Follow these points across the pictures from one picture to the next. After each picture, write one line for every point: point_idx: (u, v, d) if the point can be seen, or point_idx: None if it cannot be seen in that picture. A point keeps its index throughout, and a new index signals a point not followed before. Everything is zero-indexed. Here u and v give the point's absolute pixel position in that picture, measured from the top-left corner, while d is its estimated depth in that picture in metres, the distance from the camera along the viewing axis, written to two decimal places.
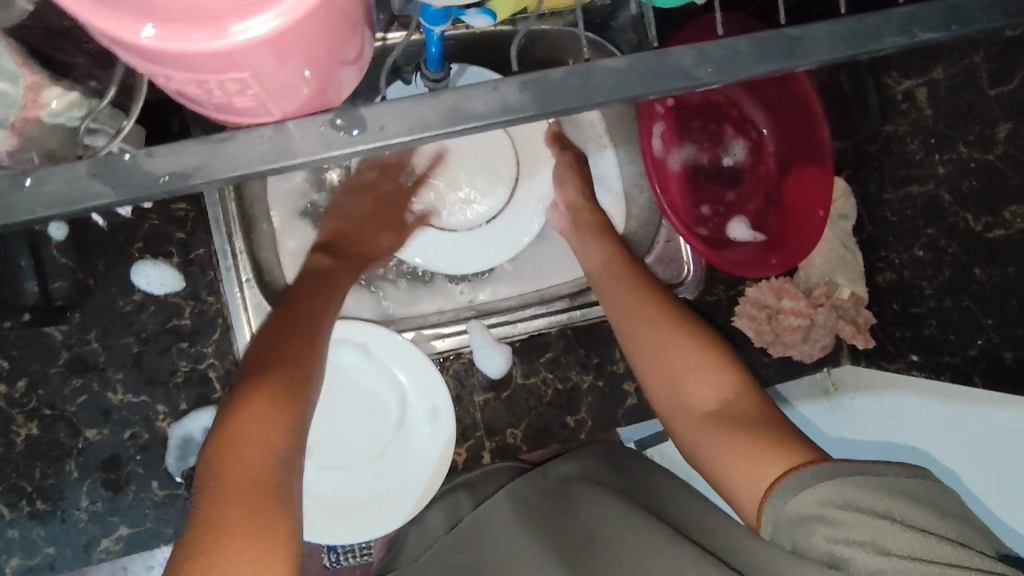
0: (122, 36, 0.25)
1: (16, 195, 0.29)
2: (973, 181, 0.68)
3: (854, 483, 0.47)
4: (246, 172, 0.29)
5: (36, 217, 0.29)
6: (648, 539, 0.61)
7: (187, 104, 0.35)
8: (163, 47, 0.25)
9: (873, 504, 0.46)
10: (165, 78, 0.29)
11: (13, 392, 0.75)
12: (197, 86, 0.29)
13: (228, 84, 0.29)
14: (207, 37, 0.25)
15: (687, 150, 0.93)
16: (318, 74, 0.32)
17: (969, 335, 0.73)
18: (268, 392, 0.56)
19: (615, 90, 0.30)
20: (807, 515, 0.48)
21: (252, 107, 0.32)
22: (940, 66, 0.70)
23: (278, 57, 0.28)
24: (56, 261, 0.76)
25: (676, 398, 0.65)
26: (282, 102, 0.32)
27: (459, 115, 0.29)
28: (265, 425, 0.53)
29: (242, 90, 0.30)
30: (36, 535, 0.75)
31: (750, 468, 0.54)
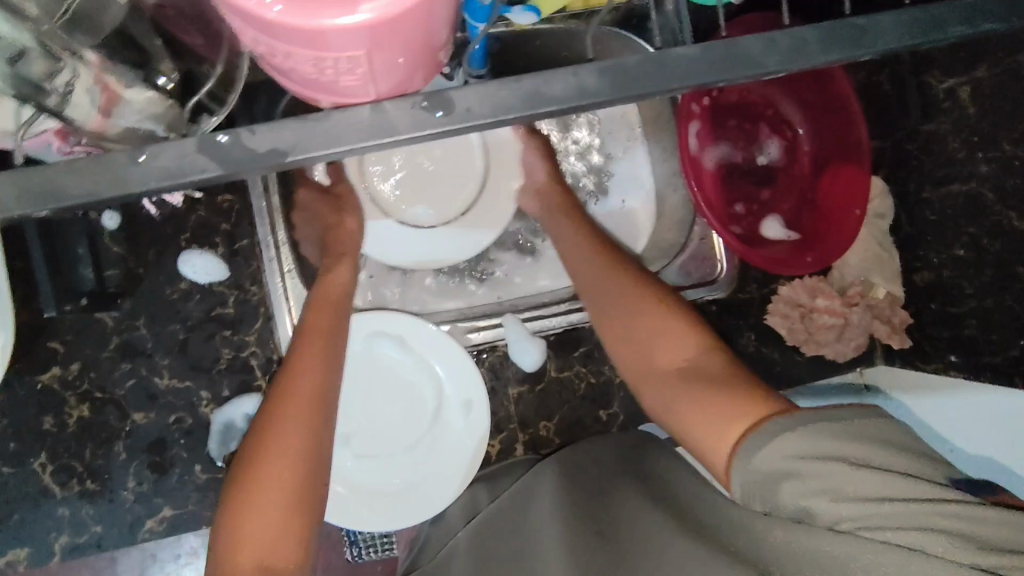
0: (253, 10, 0.27)
1: (130, 170, 0.31)
2: (1016, 179, 0.68)
3: (817, 432, 0.47)
4: (339, 150, 0.30)
5: (149, 189, 0.31)
6: (660, 528, 0.59)
7: (284, 85, 0.36)
8: (289, 21, 0.27)
9: (835, 450, 0.46)
10: (281, 57, 0.31)
11: (67, 374, 0.78)
12: (313, 63, 0.30)
13: (342, 63, 0.30)
14: (338, 14, 0.27)
15: (722, 149, 0.93)
16: (416, 63, 0.33)
17: (1012, 336, 0.72)
18: (258, 475, 0.58)
19: (687, 76, 0.31)
20: (774, 472, 0.48)
21: (356, 88, 0.33)
22: (984, 65, 0.70)
23: (388, 40, 0.29)
24: (109, 250, 0.79)
25: (653, 361, 0.66)
26: (381, 85, 0.33)
27: (540, 98, 0.30)
28: (265, 528, 0.56)
29: (352, 70, 0.31)
30: (85, 514, 0.78)
31: (724, 425, 0.54)
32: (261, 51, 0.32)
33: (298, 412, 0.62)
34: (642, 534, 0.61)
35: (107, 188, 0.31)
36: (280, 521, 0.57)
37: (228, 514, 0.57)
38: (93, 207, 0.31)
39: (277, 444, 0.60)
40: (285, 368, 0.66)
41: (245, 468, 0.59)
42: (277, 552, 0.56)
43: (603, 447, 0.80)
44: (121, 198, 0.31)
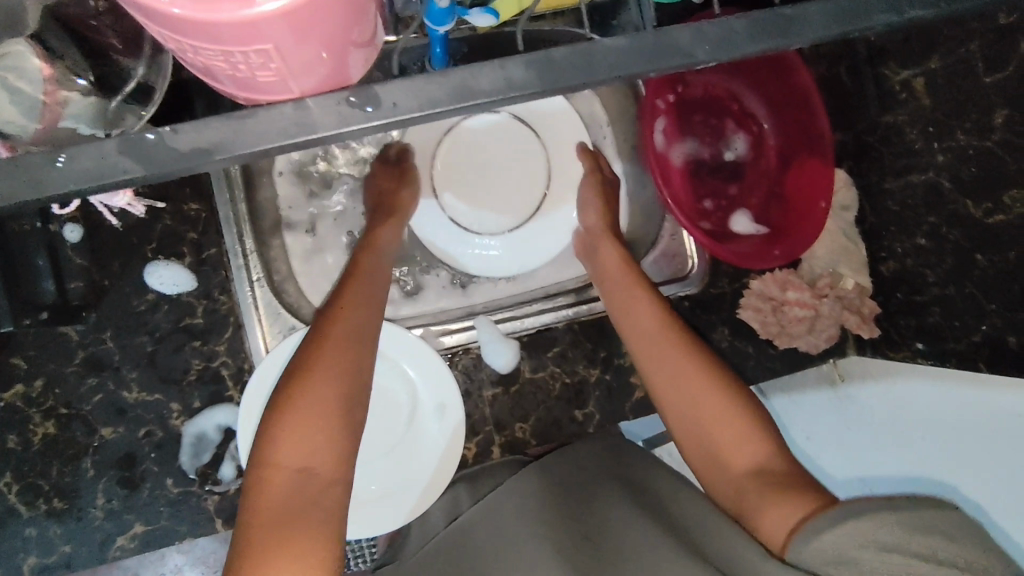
0: (153, 5, 0.26)
1: (52, 172, 0.30)
2: (972, 168, 0.70)
3: (885, 524, 0.48)
4: (264, 150, 0.31)
5: (72, 189, 0.31)
6: (654, 543, 0.60)
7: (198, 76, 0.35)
8: (191, 15, 0.26)
9: (898, 540, 0.47)
10: (193, 52, 0.30)
11: (31, 391, 0.77)
12: (224, 58, 0.29)
13: (252, 57, 0.29)
14: (239, 6, 0.26)
15: (689, 145, 0.94)
16: (341, 55, 0.32)
17: (972, 322, 0.74)
18: (302, 384, 0.60)
19: (615, 68, 0.31)
20: (834, 556, 0.50)
21: (274, 82, 0.32)
22: (937, 55, 0.72)
23: (298, 32, 0.28)
24: (72, 263, 0.78)
25: (700, 424, 0.69)
26: (302, 81, 0.32)
27: (468, 92, 0.31)
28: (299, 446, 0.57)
29: (264, 64, 0.30)
30: (53, 533, 0.77)
31: (777, 507, 0.59)
32: (169, 44, 0.30)
33: (340, 346, 0.64)
34: (636, 553, 0.60)
35: (30, 190, 0.30)
36: (319, 441, 0.58)
37: (266, 422, 0.58)
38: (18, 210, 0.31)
39: (322, 366, 0.61)
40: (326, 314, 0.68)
41: (288, 383, 0.60)
42: (312, 473, 0.56)
43: (589, 452, 0.81)
44: (45, 199, 0.31)
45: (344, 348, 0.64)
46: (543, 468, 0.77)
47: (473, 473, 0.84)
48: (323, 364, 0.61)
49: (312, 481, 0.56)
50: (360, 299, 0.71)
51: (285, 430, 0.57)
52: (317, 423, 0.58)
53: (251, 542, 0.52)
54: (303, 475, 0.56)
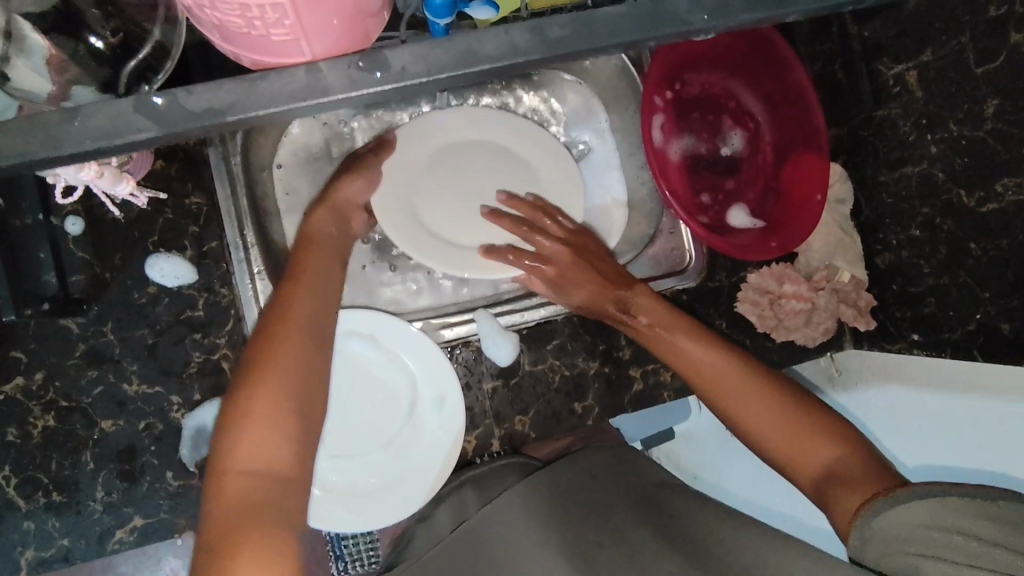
0: None
1: (69, 129, 0.31)
2: (963, 158, 0.71)
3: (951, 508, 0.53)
4: (274, 112, 0.32)
5: (88, 147, 0.32)
6: (665, 558, 0.63)
7: (210, 38, 0.34)
8: None
9: (958, 525, 0.53)
10: (206, 7, 0.29)
11: (31, 384, 0.77)
12: (238, 12, 0.28)
13: (267, 12, 0.28)
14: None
15: (685, 141, 0.95)
16: (354, 20, 0.32)
17: (966, 310, 0.75)
18: (255, 392, 0.57)
19: (615, 35, 0.32)
20: (899, 537, 0.55)
21: (286, 42, 0.31)
22: (929, 49, 0.73)
23: None
24: (74, 255, 0.78)
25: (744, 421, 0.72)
26: (315, 44, 0.32)
27: (472, 57, 0.32)
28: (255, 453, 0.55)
29: (280, 21, 0.29)
30: (51, 527, 0.76)
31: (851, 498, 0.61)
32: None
33: (294, 337, 0.61)
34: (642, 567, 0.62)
35: (48, 147, 0.31)
36: (277, 447, 0.56)
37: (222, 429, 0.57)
38: (35, 167, 0.32)
39: (275, 367, 0.58)
40: (277, 296, 0.65)
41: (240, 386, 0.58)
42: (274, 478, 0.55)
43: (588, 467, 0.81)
44: (61, 156, 0.32)
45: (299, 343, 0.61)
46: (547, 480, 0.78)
47: (476, 475, 0.84)
48: (275, 357, 0.59)
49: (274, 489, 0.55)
50: (310, 278, 0.67)
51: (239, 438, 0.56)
52: (276, 420, 0.57)
53: (218, 547, 0.51)
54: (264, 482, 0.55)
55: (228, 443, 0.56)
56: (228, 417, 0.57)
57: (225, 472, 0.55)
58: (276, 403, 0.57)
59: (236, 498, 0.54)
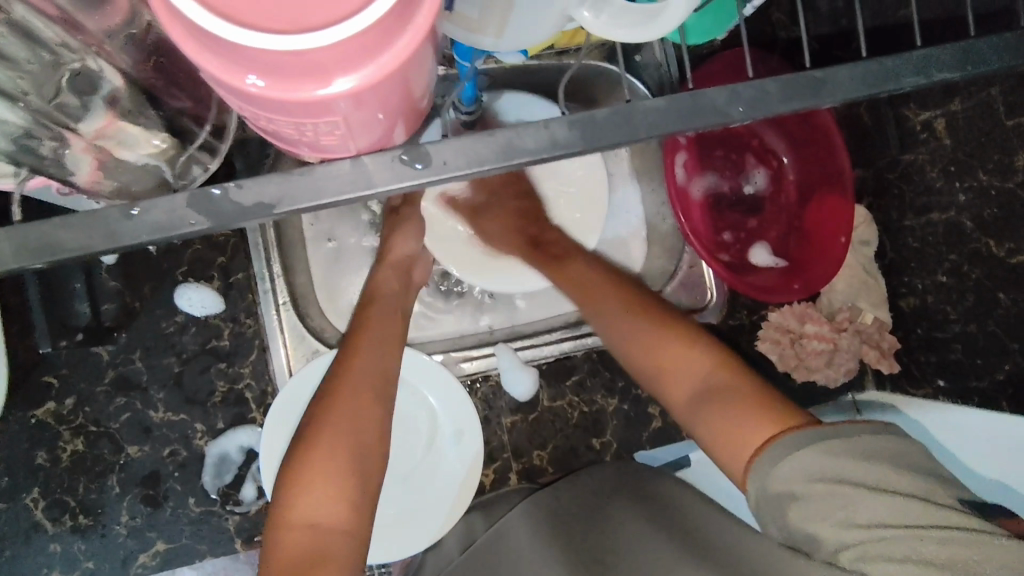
0: (235, 85, 0.29)
1: (126, 222, 0.33)
2: (994, 209, 0.71)
3: (836, 453, 0.52)
4: (320, 204, 0.33)
5: (142, 241, 0.33)
6: (667, 556, 0.64)
7: (259, 132, 0.37)
8: (271, 95, 0.29)
9: (841, 471, 0.51)
10: (264, 119, 0.33)
11: (62, 409, 0.78)
12: (294, 128, 0.32)
13: (321, 127, 0.32)
14: (315, 87, 0.29)
15: (708, 179, 0.95)
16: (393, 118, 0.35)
17: (995, 359, 0.74)
18: (323, 440, 0.63)
19: (654, 127, 0.33)
20: (785, 491, 0.53)
21: (334, 144, 0.35)
22: (958, 98, 0.73)
23: (361, 107, 0.31)
24: (105, 284, 0.80)
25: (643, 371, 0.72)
26: (360, 142, 0.35)
27: (514, 151, 0.33)
28: (317, 500, 0.60)
29: (332, 131, 0.33)
30: (77, 549, 0.78)
31: (745, 431, 0.59)
32: (240, 111, 0.33)
33: (362, 390, 0.67)
34: None
35: (106, 241, 0.33)
36: (337, 493, 0.61)
37: (293, 471, 0.62)
38: (91, 258, 0.33)
39: (344, 417, 0.64)
40: (347, 347, 0.71)
41: (308, 435, 0.64)
42: (327, 526, 0.60)
43: (602, 476, 0.81)
44: (118, 249, 0.33)
45: (361, 394, 0.67)
46: (550, 493, 0.79)
47: (486, 501, 0.86)
48: (342, 406, 0.65)
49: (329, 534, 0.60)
50: (377, 329, 0.73)
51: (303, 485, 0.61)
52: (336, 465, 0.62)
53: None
54: (322, 528, 0.60)
55: (295, 488, 0.61)
56: (295, 462, 0.63)
57: (286, 517, 0.60)
58: (335, 450, 0.62)
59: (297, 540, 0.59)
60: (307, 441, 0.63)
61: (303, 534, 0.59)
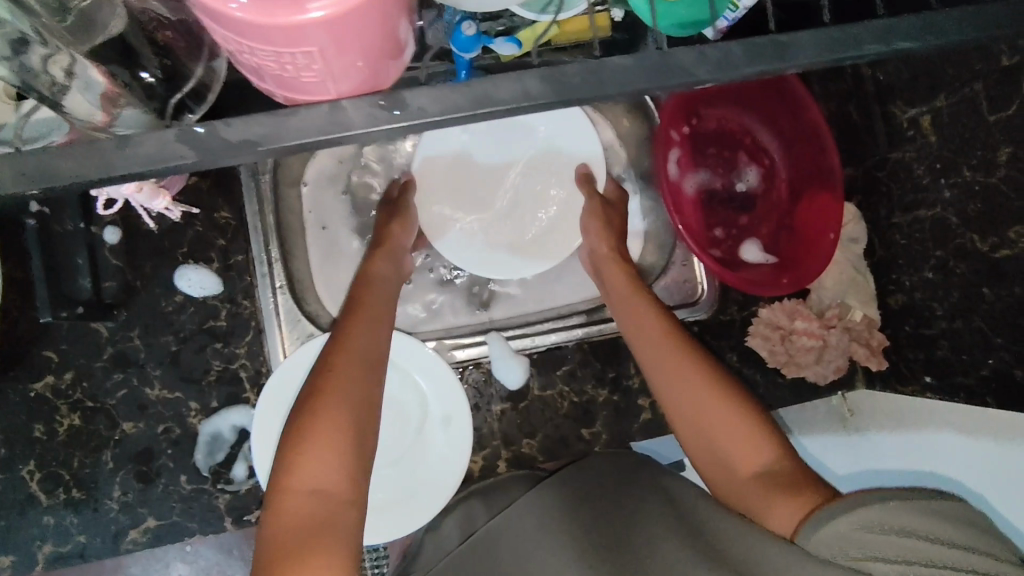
0: (219, 7, 0.31)
1: (117, 156, 0.35)
2: (978, 204, 0.72)
3: (896, 509, 0.52)
4: (301, 142, 0.36)
5: (134, 172, 0.36)
6: (676, 549, 0.65)
7: (239, 67, 0.39)
8: (250, 17, 0.31)
9: (908, 525, 0.51)
10: (248, 53, 0.35)
11: (60, 383, 0.80)
12: (275, 58, 0.34)
13: (299, 59, 0.34)
14: (291, 12, 0.31)
15: (701, 175, 0.97)
16: (374, 65, 0.38)
17: (980, 355, 0.75)
18: (323, 414, 0.63)
19: (622, 85, 0.35)
20: (845, 539, 0.53)
21: (314, 82, 0.37)
22: (943, 94, 0.75)
23: (336, 40, 0.33)
24: (107, 262, 0.82)
25: (682, 416, 0.73)
26: (340, 83, 0.37)
27: (488, 100, 0.35)
28: (319, 470, 0.60)
29: (310, 65, 0.35)
30: (69, 523, 0.79)
31: (783, 509, 0.63)
32: (225, 42, 0.35)
33: (360, 369, 0.68)
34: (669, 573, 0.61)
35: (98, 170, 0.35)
36: (337, 466, 0.61)
37: (288, 445, 0.62)
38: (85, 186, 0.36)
39: (340, 394, 0.64)
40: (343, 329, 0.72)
41: (303, 409, 0.64)
42: (328, 498, 0.60)
43: (603, 472, 0.80)
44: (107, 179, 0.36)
45: (358, 374, 0.67)
46: (559, 482, 0.77)
47: (488, 486, 0.84)
48: (340, 382, 0.65)
49: (332, 506, 0.60)
50: (372, 316, 0.74)
51: (301, 459, 0.60)
52: (334, 437, 0.62)
53: (282, 553, 0.56)
54: (322, 500, 0.60)
55: (293, 461, 0.61)
56: (292, 436, 0.62)
57: (284, 488, 0.60)
58: (333, 424, 0.62)
59: (299, 513, 0.58)
60: (314, 416, 0.62)
61: (303, 507, 0.59)
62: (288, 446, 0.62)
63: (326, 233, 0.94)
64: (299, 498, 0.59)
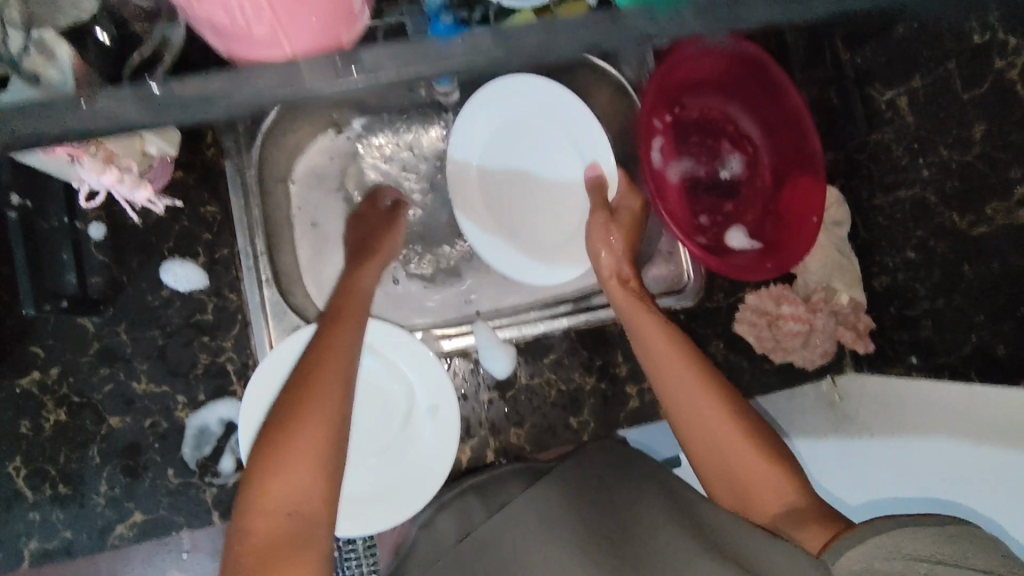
0: None
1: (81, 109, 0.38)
2: (954, 182, 0.73)
3: (915, 537, 0.53)
4: (257, 95, 0.40)
5: (88, 127, 0.38)
6: (688, 548, 0.62)
7: (193, 26, 0.41)
8: None
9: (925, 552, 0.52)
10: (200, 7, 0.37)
11: (46, 378, 0.80)
12: (224, 9, 0.36)
13: (251, 8, 0.35)
14: None
15: (685, 163, 0.98)
16: (329, 22, 0.39)
17: (962, 334, 0.75)
18: (298, 427, 0.61)
19: (560, 42, 0.40)
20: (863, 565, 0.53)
21: (265, 37, 0.38)
22: (918, 75, 0.76)
23: None
24: (93, 257, 0.82)
25: (690, 426, 0.72)
26: (291, 40, 0.39)
27: (430, 55, 0.40)
28: (293, 484, 0.60)
29: (259, 17, 0.36)
30: (56, 518, 0.79)
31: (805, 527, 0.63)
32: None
33: (338, 378, 0.66)
34: None
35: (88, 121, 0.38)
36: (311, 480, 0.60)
37: (261, 458, 0.61)
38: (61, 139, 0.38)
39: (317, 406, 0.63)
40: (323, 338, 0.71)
41: (279, 420, 0.63)
42: (303, 511, 0.59)
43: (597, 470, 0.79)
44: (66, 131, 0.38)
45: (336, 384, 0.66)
46: (558, 483, 0.75)
47: (481, 483, 0.83)
48: (317, 392, 0.64)
49: (305, 521, 0.59)
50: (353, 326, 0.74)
51: (273, 472, 0.60)
52: (310, 451, 0.61)
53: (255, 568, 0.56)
54: (295, 515, 0.59)
55: (265, 474, 0.60)
56: (266, 449, 0.61)
57: (257, 502, 0.59)
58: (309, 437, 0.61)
59: (270, 528, 0.58)
60: (289, 429, 0.61)
61: (276, 522, 0.58)
62: (261, 457, 0.61)
63: (316, 230, 0.94)
64: (271, 513, 0.58)
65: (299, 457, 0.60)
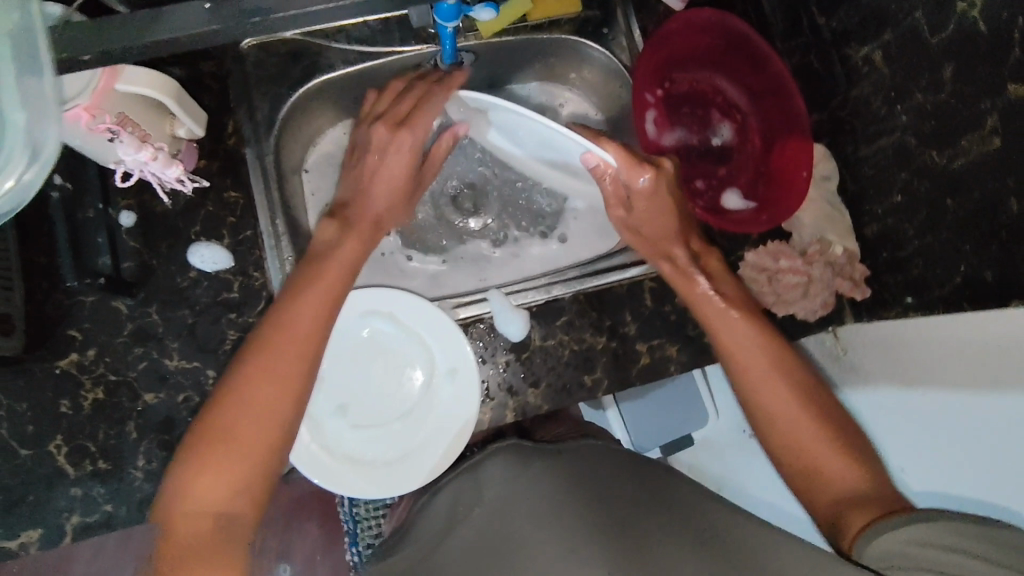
0: None
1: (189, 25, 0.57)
2: (931, 123, 0.78)
3: (944, 529, 0.59)
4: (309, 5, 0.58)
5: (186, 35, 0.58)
6: (678, 540, 0.61)
7: None
8: None
9: (949, 542, 0.58)
10: None
11: (84, 359, 0.84)
12: None
13: None
14: None
15: (678, 133, 1.04)
16: None
17: (952, 265, 0.79)
18: (223, 437, 0.68)
19: None
20: (892, 548, 0.61)
21: None
22: (889, 29, 0.81)
23: None
24: (125, 243, 0.86)
25: (755, 402, 0.79)
26: None
27: None
28: (210, 485, 0.67)
29: None
30: (97, 493, 0.82)
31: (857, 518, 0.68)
32: None
33: (273, 386, 0.71)
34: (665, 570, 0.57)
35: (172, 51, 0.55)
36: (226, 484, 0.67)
37: (188, 456, 0.68)
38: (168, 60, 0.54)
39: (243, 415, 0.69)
40: (268, 332, 0.73)
41: (210, 423, 0.69)
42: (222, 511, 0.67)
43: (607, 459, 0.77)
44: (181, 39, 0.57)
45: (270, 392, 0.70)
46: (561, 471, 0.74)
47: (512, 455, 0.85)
48: (248, 399, 0.70)
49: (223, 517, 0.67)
50: (311, 314, 0.75)
51: (196, 473, 0.67)
52: (231, 457, 0.67)
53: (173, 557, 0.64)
54: (213, 512, 0.67)
55: (190, 475, 0.67)
56: (193, 448, 0.68)
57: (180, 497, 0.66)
58: (235, 444, 0.68)
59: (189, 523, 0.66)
60: (216, 434, 0.68)
61: (195, 516, 0.66)
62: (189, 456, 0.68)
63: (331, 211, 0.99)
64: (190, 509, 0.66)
65: (221, 453, 0.67)
